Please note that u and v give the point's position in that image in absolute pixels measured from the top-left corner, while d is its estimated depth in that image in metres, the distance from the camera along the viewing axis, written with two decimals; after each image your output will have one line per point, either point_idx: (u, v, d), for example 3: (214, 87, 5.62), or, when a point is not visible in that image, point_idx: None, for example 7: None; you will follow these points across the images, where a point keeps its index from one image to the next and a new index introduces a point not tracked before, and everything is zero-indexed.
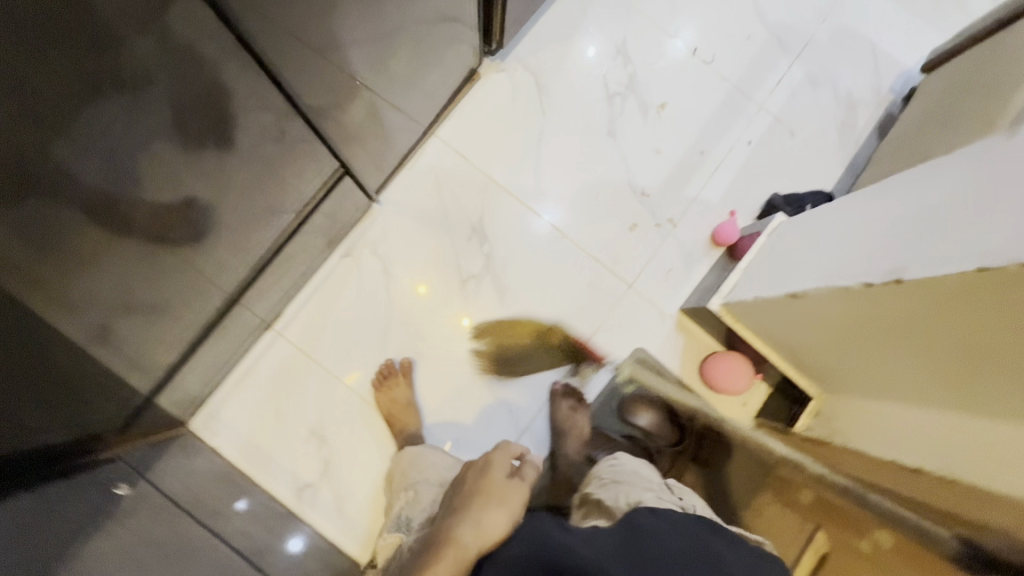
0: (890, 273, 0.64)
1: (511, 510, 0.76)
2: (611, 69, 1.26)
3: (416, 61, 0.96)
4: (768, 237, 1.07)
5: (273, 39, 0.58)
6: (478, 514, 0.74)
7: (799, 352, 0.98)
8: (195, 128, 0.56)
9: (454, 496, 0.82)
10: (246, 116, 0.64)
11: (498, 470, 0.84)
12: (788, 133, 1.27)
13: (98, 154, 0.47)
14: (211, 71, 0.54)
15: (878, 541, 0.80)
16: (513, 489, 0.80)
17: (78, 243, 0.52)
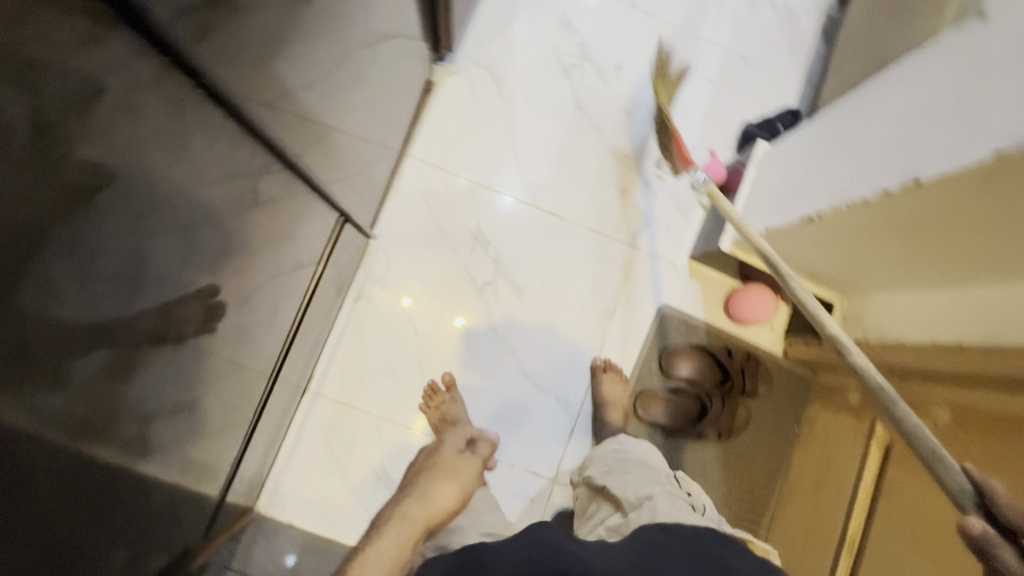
0: (907, 174, 0.67)
1: (459, 479, 1.00)
2: (560, 44, 1.25)
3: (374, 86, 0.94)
4: (756, 167, 1.10)
5: (259, 109, 0.56)
6: (424, 491, 0.98)
7: (815, 267, 1.03)
8: (207, 217, 0.55)
9: (410, 500, 0.97)
10: (245, 189, 0.62)
11: (449, 448, 1.05)
12: (742, 61, 1.29)
13: (140, 276, 0.46)
14: (213, 158, 0.52)
15: (936, 419, 0.86)
16: (464, 464, 1.03)
17: (129, 363, 0.51)
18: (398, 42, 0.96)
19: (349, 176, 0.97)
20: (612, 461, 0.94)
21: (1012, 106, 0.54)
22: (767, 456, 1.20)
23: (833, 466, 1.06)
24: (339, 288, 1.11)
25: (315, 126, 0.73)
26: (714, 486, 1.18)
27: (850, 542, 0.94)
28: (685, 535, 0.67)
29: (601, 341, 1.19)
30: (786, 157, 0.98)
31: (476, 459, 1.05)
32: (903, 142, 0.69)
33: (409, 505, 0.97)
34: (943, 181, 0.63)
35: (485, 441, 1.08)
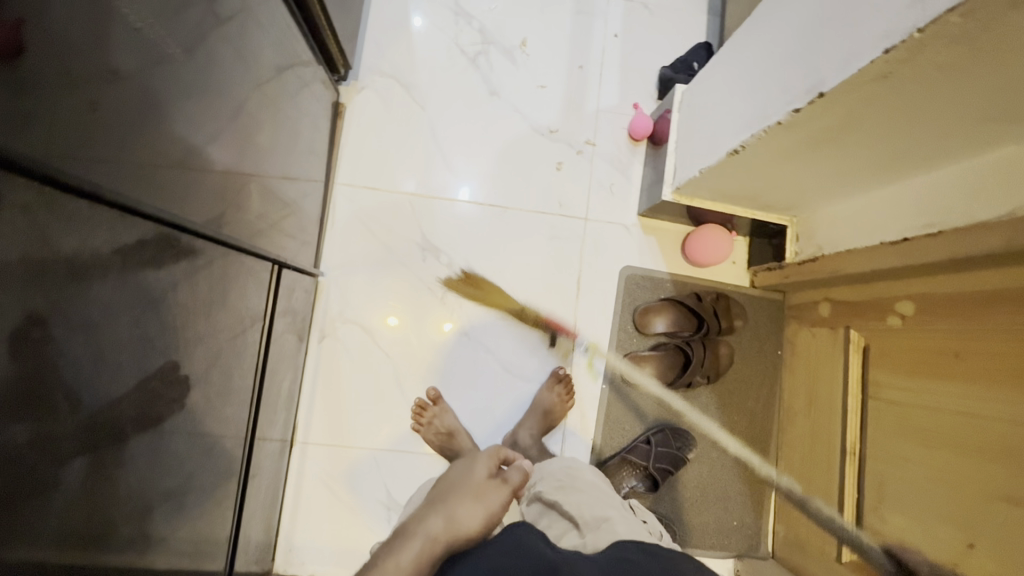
0: (809, 91, 0.66)
1: (489, 504, 0.82)
2: (459, 34, 1.22)
3: (278, 124, 0.90)
4: (680, 111, 1.09)
5: (141, 186, 0.54)
6: (450, 510, 0.79)
7: (757, 195, 1.02)
8: (127, 307, 0.54)
9: (433, 517, 0.79)
10: (165, 268, 0.60)
11: (481, 471, 0.90)
12: (643, 7, 1.28)
13: (63, 385, 0.46)
14: (115, 249, 0.51)
15: (905, 311, 0.90)
16: (493, 490, 0.85)
17: (84, 471, 0.50)
18: (291, 73, 0.93)
19: (275, 221, 0.94)
20: (563, 479, 0.95)
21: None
22: (759, 387, 1.21)
23: (820, 380, 1.09)
24: (300, 333, 1.08)
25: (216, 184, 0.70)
26: (716, 429, 1.20)
27: (852, 450, 0.97)
28: (658, 554, 0.69)
29: (573, 319, 1.19)
30: (704, 96, 0.97)
31: (507, 485, 0.87)
32: (802, 58, 0.68)
33: (430, 520, 0.79)
34: (845, 88, 0.61)
35: (521, 468, 0.91)
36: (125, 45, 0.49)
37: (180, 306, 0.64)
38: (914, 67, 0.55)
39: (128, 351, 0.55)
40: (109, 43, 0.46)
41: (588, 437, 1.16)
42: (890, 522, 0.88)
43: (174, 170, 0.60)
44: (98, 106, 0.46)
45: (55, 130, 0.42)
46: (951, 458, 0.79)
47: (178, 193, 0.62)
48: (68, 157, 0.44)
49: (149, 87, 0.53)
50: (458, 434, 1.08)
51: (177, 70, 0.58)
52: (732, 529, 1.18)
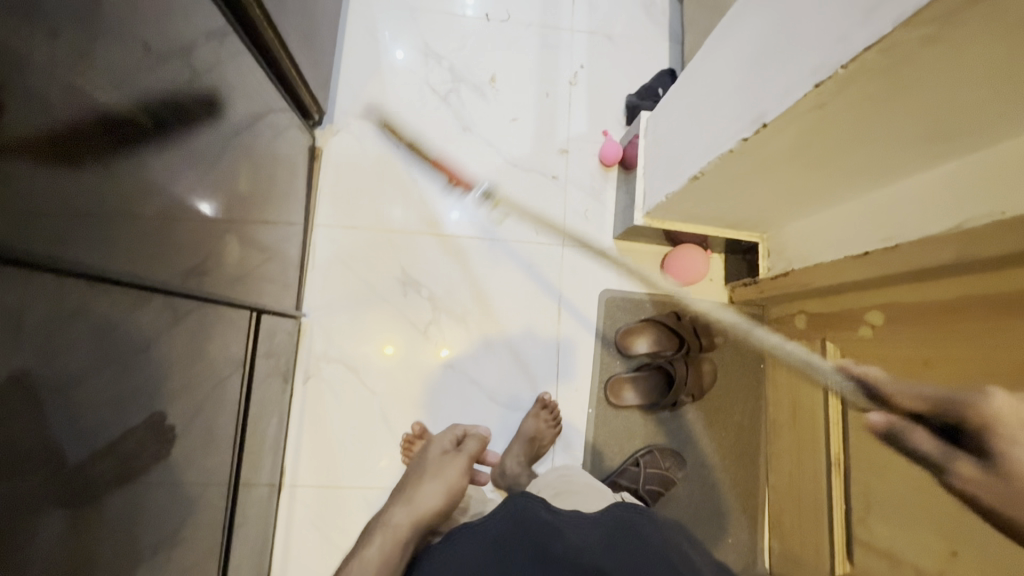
0: (756, 121, 0.68)
1: (447, 478, 0.96)
2: (430, 74, 1.26)
3: (254, 174, 0.93)
4: (646, 137, 1.12)
5: (110, 253, 0.55)
6: (410, 497, 0.93)
7: (725, 215, 1.04)
8: (101, 369, 0.55)
9: (399, 504, 0.93)
10: (141, 327, 0.61)
11: (435, 448, 1.04)
12: (607, 39, 1.33)
13: (38, 453, 0.47)
14: (86, 314, 0.52)
15: (874, 321, 0.91)
16: (450, 466, 0.99)
17: (61, 539, 0.50)
18: (265, 123, 0.96)
19: (254, 266, 0.95)
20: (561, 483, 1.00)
21: (818, 36, 0.56)
22: (745, 401, 1.22)
23: (802, 392, 1.10)
24: (284, 375, 1.09)
25: (190, 241, 0.72)
26: (705, 447, 1.20)
27: (837, 462, 0.98)
28: (651, 520, 0.81)
29: (556, 344, 1.20)
30: (667, 123, 1.00)
31: (461, 457, 1.01)
32: (748, 89, 0.70)
33: (395, 512, 0.91)
34: (789, 117, 0.63)
35: (475, 437, 1.06)
36: (98, 118, 0.51)
37: (158, 358, 0.65)
38: (845, 95, 0.57)
39: (105, 412, 0.56)
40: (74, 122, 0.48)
41: (577, 461, 1.16)
42: (876, 532, 0.88)
43: (148, 226, 0.61)
44: (69, 175, 0.48)
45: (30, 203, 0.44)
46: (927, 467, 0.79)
47: (154, 246, 0.63)
48: (38, 224, 0.45)
49: (124, 154, 0.55)
50: (445, 433, 1.08)
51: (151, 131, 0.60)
52: (729, 546, 1.17)
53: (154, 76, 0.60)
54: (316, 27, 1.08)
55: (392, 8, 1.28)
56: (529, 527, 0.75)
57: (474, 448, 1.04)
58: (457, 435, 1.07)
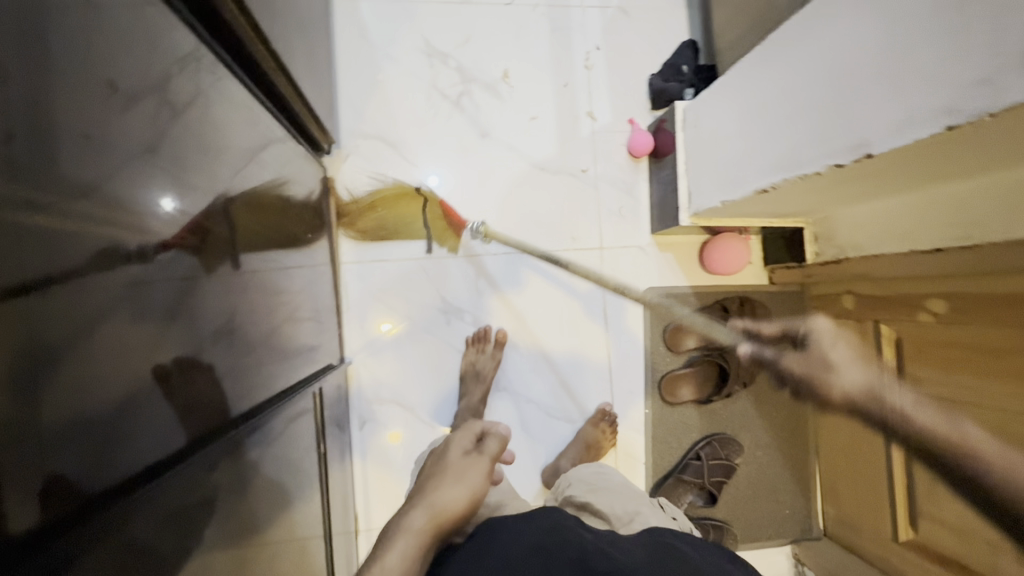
0: (857, 148, 0.64)
1: (469, 483, 0.77)
2: (436, 76, 1.14)
3: (275, 233, 0.84)
4: (684, 130, 1.05)
5: (176, 401, 0.50)
6: (428, 498, 0.75)
7: (781, 209, 1.01)
8: (189, 524, 0.51)
9: (414, 509, 0.75)
10: (218, 462, 0.57)
11: (456, 448, 0.84)
12: (621, 11, 1.21)
13: None
14: (175, 473, 0.48)
15: (935, 309, 0.91)
16: (472, 469, 0.80)
17: None
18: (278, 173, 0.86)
19: (294, 331, 0.89)
20: (593, 484, 0.92)
21: (949, 73, 0.51)
22: None
23: None
24: (340, 426, 1.06)
25: (235, 344, 0.65)
26: (757, 429, 1.24)
27: (897, 439, 1.00)
28: (689, 539, 0.70)
29: (605, 351, 1.19)
30: (714, 121, 0.94)
31: (485, 459, 0.82)
32: (838, 110, 0.66)
33: (411, 517, 0.74)
34: (899, 150, 0.60)
35: (498, 435, 0.86)
36: (124, 270, 0.44)
37: (231, 469, 0.61)
38: (973, 131, 0.53)
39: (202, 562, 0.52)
40: (110, 283, 0.42)
41: (639, 462, 1.18)
42: (943, 507, 0.93)
43: (194, 335, 0.55)
44: (103, 333, 0.41)
45: (75, 384, 0.38)
46: None
47: (204, 352, 0.57)
48: (97, 404, 0.40)
49: (157, 279, 0.48)
50: (466, 427, 0.89)
51: (174, 233, 0.52)
52: (786, 516, 1.24)
53: (167, 171, 0.52)
54: (312, 46, 0.95)
55: (383, 5, 1.13)
56: (563, 544, 0.63)
57: (496, 446, 0.84)
58: (478, 431, 0.87)
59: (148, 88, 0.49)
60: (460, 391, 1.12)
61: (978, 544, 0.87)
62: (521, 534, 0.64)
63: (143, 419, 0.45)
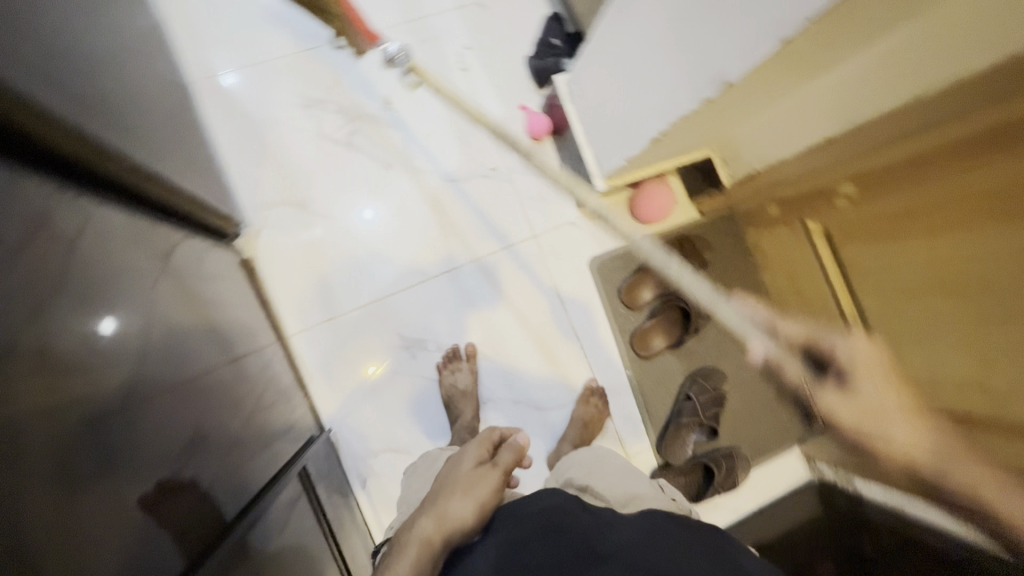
0: (716, 80, 0.67)
1: (477, 496, 0.75)
2: (321, 125, 1.13)
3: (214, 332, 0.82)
4: (571, 102, 1.07)
5: (141, 537, 0.49)
6: (438, 508, 0.74)
7: (685, 148, 1.05)
8: None
9: (423, 518, 0.74)
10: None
11: (468, 460, 0.82)
12: (478, 7, 1.22)
13: None
14: None
15: (847, 192, 0.97)
16: (479, 482, 0.77)
17: None
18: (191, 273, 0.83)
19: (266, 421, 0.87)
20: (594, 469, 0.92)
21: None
22: (749, 296, 1.30)
23: (796, 268, 1.18)
24: (342, 493, 1.04)
25: (200, 458, 0.64)
26: (734, 352, 1.28)
27: (852, 317, 1.08)
28: (687, 523, 0.69)
29: (572, 330, 1.21)
30: (594, 86, 0.95)
31: (496, 471, 0.79)
32: (687, 51, 0.68)
33: (420, 523, 0.74)
34: (752, 71, 0.63)
35: (512, 448, 0.82)
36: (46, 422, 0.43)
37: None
38: (807, 36, 0.56)
39: None
40: (34, 447, 0.41)
41: (638, 420, 1.22)
42: (911, 365, 1.00)
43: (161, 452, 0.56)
44: (40, 494, 0.40)
45: (22, 555, 0.37)
46: (937, 302, 0.90)
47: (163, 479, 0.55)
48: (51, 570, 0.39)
49: (86, 419, 0.47)
50: (482, 436, 0.86)
51: (111, 362, 0.54)
52: (786, 420, 1.29)
53: (90, 306, 0.55)
54: (181, 139, 0.93)
55: (244, 74, 1.12)
56: (568, 531, 0.63)
57: (509, 457, 0.81)
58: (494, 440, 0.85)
59: (16, 238, 0.48)
60: (449, 416, 1.11)
61: (954, 388, 0.93)
62: (531, 523, 0.66)
63: (104, 569, 0.43)
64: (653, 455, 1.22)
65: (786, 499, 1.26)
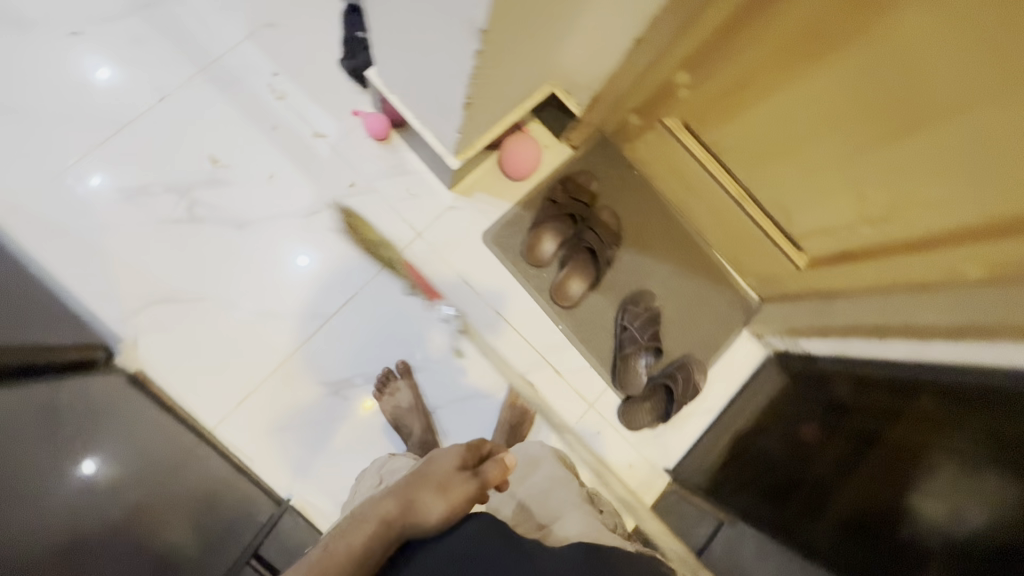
0: (472, 30, 0.62)
1: (452, 499, 0.66)
2: (157, 207, 1.05)
3: (126, 458, 0.78)
4: (391, 91, 1.02)
5: None
6: (407, 496, 0.65)
7: (514, 98, 1.00)
8: None
9: (387, 500, 0.65)
10: None
11: (451, 462, 0.71)
12: (270, 26, 1.13)
13: None
14: None
15: (683, 82, 0.96)
16: (458, 485, 0.68)
17: None
18: (78, 404, 0.78)
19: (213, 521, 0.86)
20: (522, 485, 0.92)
21: None
22: (650, 208, 1.28)
23: (677, 167, 1.17)
24: None
25: None
26: (654, 267, 1.28)
27: (741, 194, 1.09)
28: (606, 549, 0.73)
29: (492, 309, 1.19)
30: (398, 69, 0.90)
31: (478, 489, 0.68)
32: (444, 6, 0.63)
33: (380, 502, 0.65)
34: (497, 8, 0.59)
35: (499, 466, 0.73)
36: None
37: None
38: None
39: None
40: None
41: (587, 368, 1.22)
42: (804, 220, 1.01)
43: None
44: None
45: None
46: (803, 153, 0.90)
47: None
48: None
49: None
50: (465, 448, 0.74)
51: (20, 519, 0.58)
52: (727, 311, 1.30)
53: None
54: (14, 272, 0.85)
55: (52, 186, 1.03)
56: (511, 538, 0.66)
57: (495, 474, 0.72)
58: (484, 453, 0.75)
59: None
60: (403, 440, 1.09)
61: (855, 220, 0.92)
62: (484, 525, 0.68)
63: None
64: (613, 393, 1.22)
65: (751, 381, 1.28)
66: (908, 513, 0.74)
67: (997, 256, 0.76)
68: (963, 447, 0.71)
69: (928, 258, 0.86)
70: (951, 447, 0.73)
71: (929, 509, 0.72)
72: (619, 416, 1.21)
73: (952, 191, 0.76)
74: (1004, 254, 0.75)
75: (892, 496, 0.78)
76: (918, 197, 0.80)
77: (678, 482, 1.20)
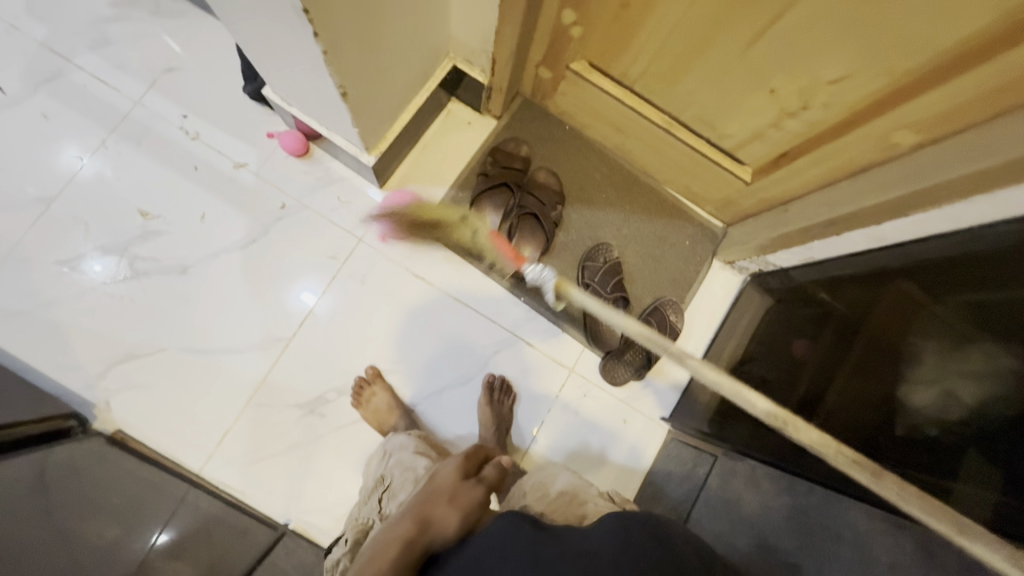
0: (299, 14, 0.61)
1: (463, 502, 0.72)
2: (100, 272, 1.08)
3: (103, 511, 0.79)
4: (289, 106, 1.01)
5: None
6: (422, 511, 0.69)
7: (410, 79, 0.99)
8: None
9: (403, 520, 0.69)
10: None
11: (453, 472, 0.78)
12: (169, 72, 1.14)
13: None
14: None
15: (572, 21, 0.92)
16: (465, 491, 0.74)
17: None
18: (51, 465, 0.80)
19: (214, 552, 0.87)
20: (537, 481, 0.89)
21: None
22: (588, 160, 1.26)
23: (601, 111, 1.13)
24: None
25: None
26: (606, 217, 1.25)
27: (666, 121, 1.05)
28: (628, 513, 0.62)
29: (450, 296, 1.17)
30: (278, 82, 0.89)
31: (484, 486, 0.77)
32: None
33: (396, 527, 0.68)
34: None
35: (497, 463, 0.82)
36: None
37: None
38: None
39: None
40: None
41: (559, 332, 1.19)
42: (733, 129, 0.97)
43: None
44: None
45: None
46: (706, 60, 0.85)
47: None
48: None
49: None
50: (460, 459, 0.82)
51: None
52: (692, 244, 1.26)
53: None
54: None
55: None
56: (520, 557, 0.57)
57: (495, 475, 0.80)
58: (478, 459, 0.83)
59: None
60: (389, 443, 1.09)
61: (777, 115, 0.88)
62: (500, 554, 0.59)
63: None
64: (591, 352, 1.19)
65: (731, 309, 1.23)
66: (900, 407, 0.71)
67: (915, 116, 0.71)
68: (944, 327, 0.68)
69: (855, 137, 0.80)
70: (931, 330, 0.69)
71: (918, 399, 0.68)
72: (601, 374, 1.18)
73: (852, 58, 0.71)
74: (920, 112, 0.69)
75: (881, 393, 0.75)
76: (822, 75, 0.76)
77: (676, 428, 1.16)
